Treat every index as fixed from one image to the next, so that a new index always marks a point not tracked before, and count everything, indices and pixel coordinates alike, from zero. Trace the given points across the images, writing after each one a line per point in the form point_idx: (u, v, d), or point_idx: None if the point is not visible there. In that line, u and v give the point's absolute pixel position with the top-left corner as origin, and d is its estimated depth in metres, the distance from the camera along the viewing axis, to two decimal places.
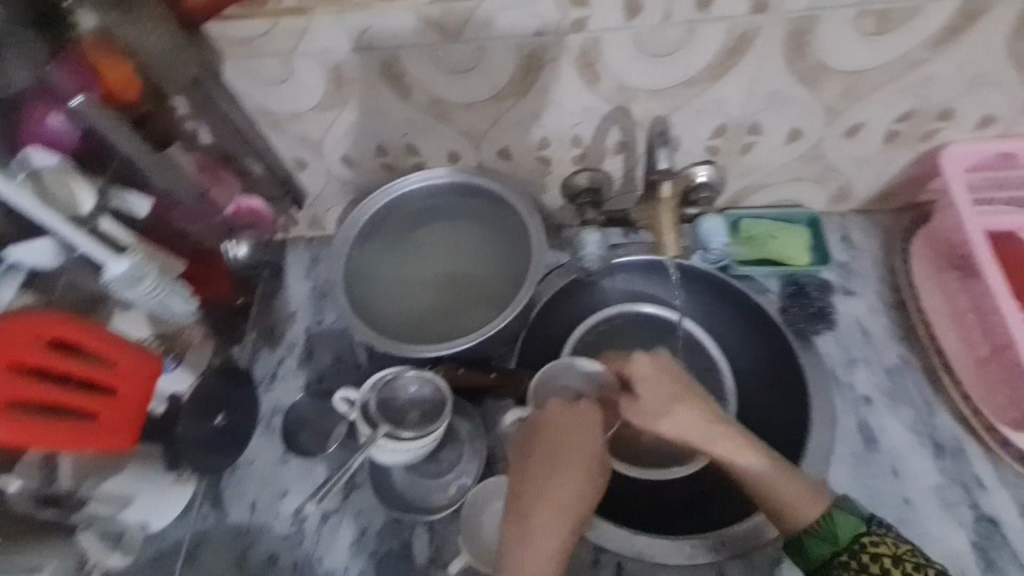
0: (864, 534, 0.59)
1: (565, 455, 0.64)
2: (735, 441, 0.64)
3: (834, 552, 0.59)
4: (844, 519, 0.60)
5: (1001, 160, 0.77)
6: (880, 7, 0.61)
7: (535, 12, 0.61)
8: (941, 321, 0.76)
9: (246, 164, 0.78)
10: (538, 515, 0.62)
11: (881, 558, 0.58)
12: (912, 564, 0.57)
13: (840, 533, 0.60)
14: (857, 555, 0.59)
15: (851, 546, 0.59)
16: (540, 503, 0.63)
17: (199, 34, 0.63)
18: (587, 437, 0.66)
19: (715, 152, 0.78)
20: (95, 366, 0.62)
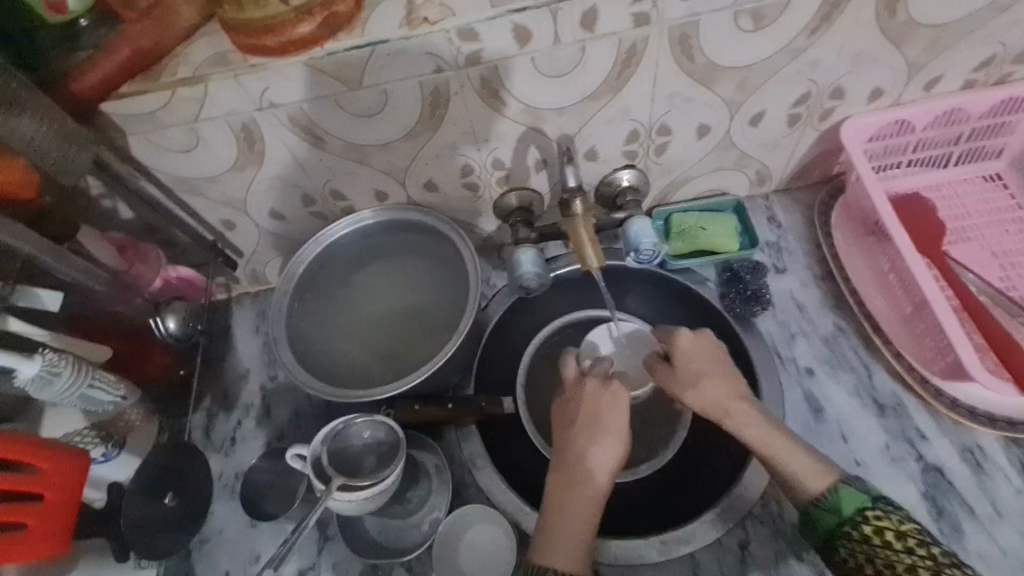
0: (867, 508, 0.58)
1: (605, 434, 0.68)
2: (744, 413, 0.67)
3: (838, 523, 0.58)
4: (848, 493, 0.59)
5: (898, 128, 0.80)
6: (754, 5, 0.63)
7: (429, 51, 0.63)
8: (866, 286, 0.80)
9: (172, 233, 0.81)
10: (573, 490, 0.65)
11: (885, 532, 0.56)
12: (914, 541, 0.55)
13: (843, 505, 0.59)
14: (860, 527, 0.57)
15: (855, 519, 0.58)
16: (578, 481, 0.66)
17: (98, 115, 0.64)
18: (607, 416, 0.68)
19: (633, 156, 0.81)
20: (15, 477, 0.55)
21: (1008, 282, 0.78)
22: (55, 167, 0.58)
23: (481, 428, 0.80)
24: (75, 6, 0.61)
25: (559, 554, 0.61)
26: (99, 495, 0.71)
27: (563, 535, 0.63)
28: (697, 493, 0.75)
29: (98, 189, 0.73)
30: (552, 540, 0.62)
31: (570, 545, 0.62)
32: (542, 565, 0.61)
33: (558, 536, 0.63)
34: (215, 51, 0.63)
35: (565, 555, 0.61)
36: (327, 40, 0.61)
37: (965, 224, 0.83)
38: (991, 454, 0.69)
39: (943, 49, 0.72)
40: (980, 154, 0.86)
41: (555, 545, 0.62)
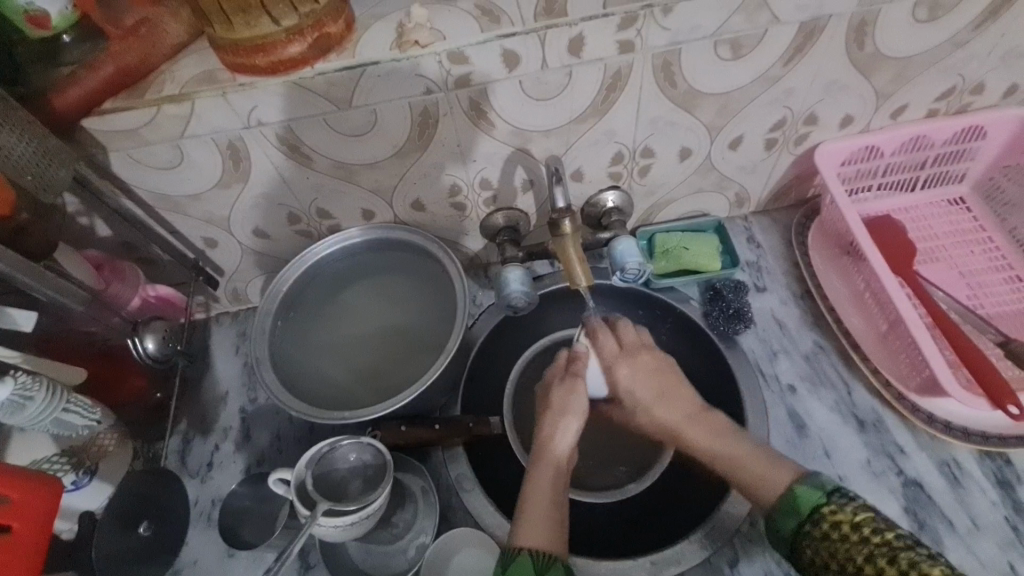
0: (823, 505, 0.59)
1: (572, 418, 0.74)
2: (705, 422, 0.73)
3: (799, 523, 0.59)
4: (804, 491, 0.60)
5: (868, 153, 0.84)
6: (732, 36, 0.66)
7: (419, 73, 0.64)
8: (842, 304, 0.82)
9: (151, 252, 0.80)
10: (540, 476, 0.69)
11: (841, 525, 0.56)
12: (869, 530, 0.55)
13: (800, 503, 0.60)
14: (820, 525, 0.58)
15: (813, 517, 0.58)
16: (541, 465, 0.70)
17: (77, 131, 0.63)
18: (568, 404, 0.75)
19: (617, 177, 0.82)
20: None
21: (975, 300, 0.82)
22: (37, 183, 0.57)
23: (468, 449, 0.79)
24: (58, 22, 0.60)
25: (534, 533, 0.63)
26: (67, 526, 0.68)
27: (534, 514, 0.65)
28: (684, 513, 0.75)
29: (74, 206, 0.71)
30: (525, 522, 0.64)
31: (543, 522, 0.64)
32: (521, 544, 0.62)
33: (532, 517, 0.64)
34: (203, 69, 0.63)
35: (539, 532, 0.63)
36: (317, 61, 0.62)
37: (933, 245, 0.87)
38: (967, 468, 0.71)
39: (908, 79, 0.76)
40: (945, 178, 0.90)
41: (529, 526, 0.63)
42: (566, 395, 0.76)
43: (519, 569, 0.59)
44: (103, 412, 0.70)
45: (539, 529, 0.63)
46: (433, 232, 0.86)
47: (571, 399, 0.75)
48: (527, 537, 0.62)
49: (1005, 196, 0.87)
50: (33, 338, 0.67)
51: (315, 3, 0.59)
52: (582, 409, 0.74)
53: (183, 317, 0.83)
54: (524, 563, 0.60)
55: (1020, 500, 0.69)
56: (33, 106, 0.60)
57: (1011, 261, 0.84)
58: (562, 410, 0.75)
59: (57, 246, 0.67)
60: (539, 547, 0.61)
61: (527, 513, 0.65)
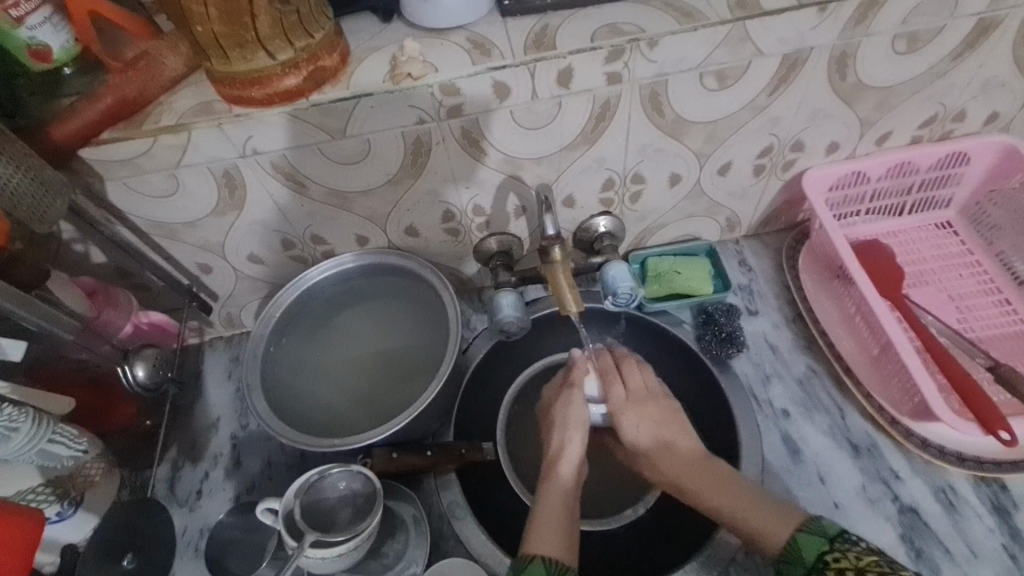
0: (828, 550, 0.58)
1: (575, 428, 0.75)
2: (709, 474, 0.69)
3: (807, 572, 0.58)
4: (806, 537, 0.59)
5: (855, 178, 0.86)
6: (717, 68, 0.68)
7: (413, 104, 0.65)
8: (834, 327, 0.83)
9: (145, 277, 0.80)
10: (551, 490, 0.69)
11: (846, 573, 0.55)
12: (874, 575, 0.54)
13: (805, 553, 0.58)
14: (825, 574, 0.57)
15: (818, 565, 0.57)
16: (552, 480, 0.71)
17: (73, 160, 0.64)
18: (570, 414, 0.76)
19: (609, 203, 0.83)
20: None
21: (965, 323, 0.82)
22: (30, 214, 0.58)
23: (461, 475, 0.78)
24: (60, 54, 0.62)
25: (545, 541, 0.63)
26: (49, 559, 0.66)
27: (545, 523, 0.65)
28: (681, 541, 0.74)
29: (70, 233, 0.72)
30: (537, 531, 0.64)
31: (553, 528, 0.64)
32: (532, 552, 0.62)
33: (543, 527, 0.64)
34: (199, 100, 0.65)
35: (551, 542, 0.63)
36: (312, 92, 0.63)
37: (922, 269, 0.87)
38: (962, 494, 0.71)
39: (891, 107, 0.78)
40: (932, 203, 0.92)
41: (541, 537, 0.63)
42: (565, 409, 0.76)
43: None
44: (90, 441, 0.70)
45: (552, 538, 0.63)
46: (428, 256, 0.87)
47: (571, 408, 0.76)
48: (538, 544, 0.62)
49: (991, 220, 0.88)
50: (23, 368, 0.68)
51: (311, 37, 0.61)
52: (583, 419, 0.75)
53: (177, 343, 0.83)
54: (536, 569, 0.59)
55: (1016, 527, 0.68)
56: (31, 136, 0.61)
57: (1000, 285, 0.85)
58: (563, 423, 0.75)
59: (49, 274, 0.68)
60: (551, 555, 0.61)
61: (538, 522, 0.65)
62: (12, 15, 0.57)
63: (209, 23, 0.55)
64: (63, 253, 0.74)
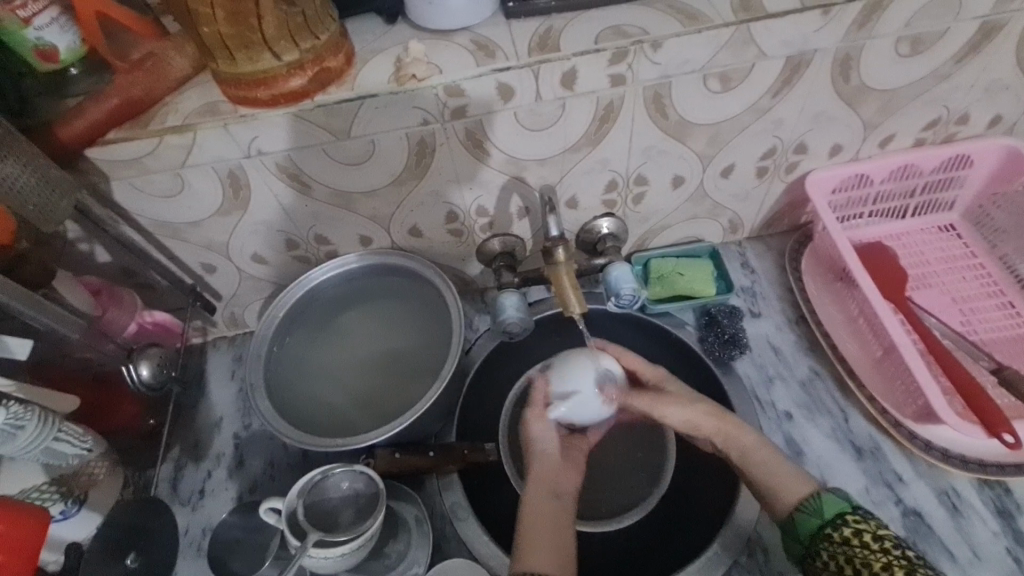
0: (848, 513, 0.62)
1: (546, 444, 0.74)
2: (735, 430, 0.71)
3: (820, 526, 0.62)
4: (830, 498, 0.63)
5: (858, 181, 0.86)
6: (721, 70, 0.68)
7: (417, 105, 0.65)
8: (837, 329, 0.82)
9: (149, 277, 0.80)
10: (532, 504, 0.70)
11: (863, 533, 0.60)
12: (889, 543, 0.59)
13: (825, 508, 0.63)
14: (840, 530, 0.61)
15: (835, 521, 0.62)
16: (532, 495, 0.70)
17: (80, 160, 0.64)
18: (537, 431, 0.75)
19: (612, 205, 0.84)
20: None
21: (968, 326, 0.82)
22: (37, 212, 0.58)
23: (463, 476, 0.78)
24: (66, 55, 0.62)
25: (533, 559, 0.64)
26: (54, 557, 0.68)
27: (529, 540, 0.65)
28: (683, 543, 0.74)
29: (76, 233, 0.73)
30: (524, 548, 0.65)
31: (538, 547, 0.65)
32: (522, 569, 0.63)
33: (530, 545, 0.65)
34: (205, 101, 0.65)
35: (539, 558, 0.64)
36: (317, 93, 0.64)
37: (925, 271, 0.87)
38: (966, 497, 0.70)
39: (895, 110, 0.78)
40: (935, 205, 0.91)
41: (529, 554, 0.64)
42: (535, 424, 0.75)
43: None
44: (95, 440, 0.70)
45: (536, 554, 0.64)
46: (431, 257, 0.87)
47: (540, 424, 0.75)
48: (527, 562, 0.63)
49: (994, 223, 0.88)
50: (29, 365, 0.68)
51: (317, 38, 0.61)
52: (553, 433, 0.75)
53: (180, 343, 0.83)
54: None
55: (1020, 531, 0.68)
56: (37, 136, 0.62)
57: (1003, 288, 0.85)
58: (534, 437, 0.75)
59: (55, 273, 0.68)
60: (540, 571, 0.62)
61: (523, 540, 0.66)
62: (20, 15, 0.58)
63: (215, 24, 0.55)
64: (68, 253, 0.74)
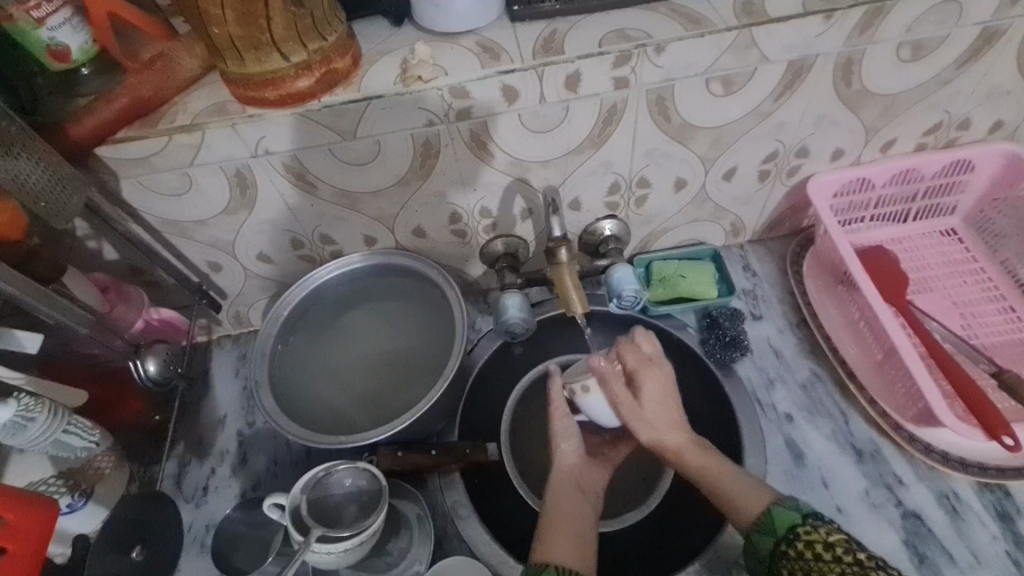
0: (799, 525, 0.59)
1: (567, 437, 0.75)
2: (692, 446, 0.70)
3: (775, 543, 0.59)
4: (780, 512, 0.60)
5: (861, 185, 0.86)
6: (722, 74, 0.68)
7: (422, 107, 0.66)
8: (838, 332, 0.83)
9: (156, 275, 0.81)
10: (555, 498, 0.70)
11: (815, 544, 0.57)
12: (843, 550, 0.56)
13: (777, 524, 0.60)
14: (794, 545, 0.58)
15: (788, 536, 0.59)
16: (555, 489, 0.71)
17: (88, 159, 0.65)
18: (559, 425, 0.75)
19: (614, 207, 0.84)
20: None
21: (970, 330, 0.82)
22: (48, 209, 0.59)
23: (465, 476, 0.78)
24: (78, 55, 0.63)
25: (555, 549, 0.63)
26: (60, 549, 0.67)
27: (552, 532, 0.65)
28: (682, 543, 0.74)
29: (84, 230, 0.74)
30: (548, 541, 0.64)
31: (562, 539, 0.64)
32: (546, 560, 0.62)
33: (551, 536, 0.64)
34: (214, 101, 0.66)
35: (560, 548, 0.63)
36: (323, 94, 0.64)
37: (926, 276, 0.88)
38: (966, 500, 0.71)
39: (896, 115, 0.78)
40: (937, 210, 0.92)
41: (551, 544, 0.63)
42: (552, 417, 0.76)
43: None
44: (102, 434, 0.71)
45: (560, 545, 0.63)
46: (435, 258, 0.88)
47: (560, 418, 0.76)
48: (548, 552, 0.62)
49: (996, 228, 0.89)
50: (37, 360, 0.68)
51: (324, 40, 0.62)
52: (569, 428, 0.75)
53: (186, 340, 0.85)
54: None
55: (1020, 534, 0.68)
56: (48, 134, 0.63)
57: (1005, 292, 0.85)
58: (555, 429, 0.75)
59: (65, 269, 0.69)
60: (565, 563, 0.61)
61: (543, 531, 0.66)
62: (34, 16, 0.59)
63: (225, 25, 0.56)
64: (76, 249, 0.75)
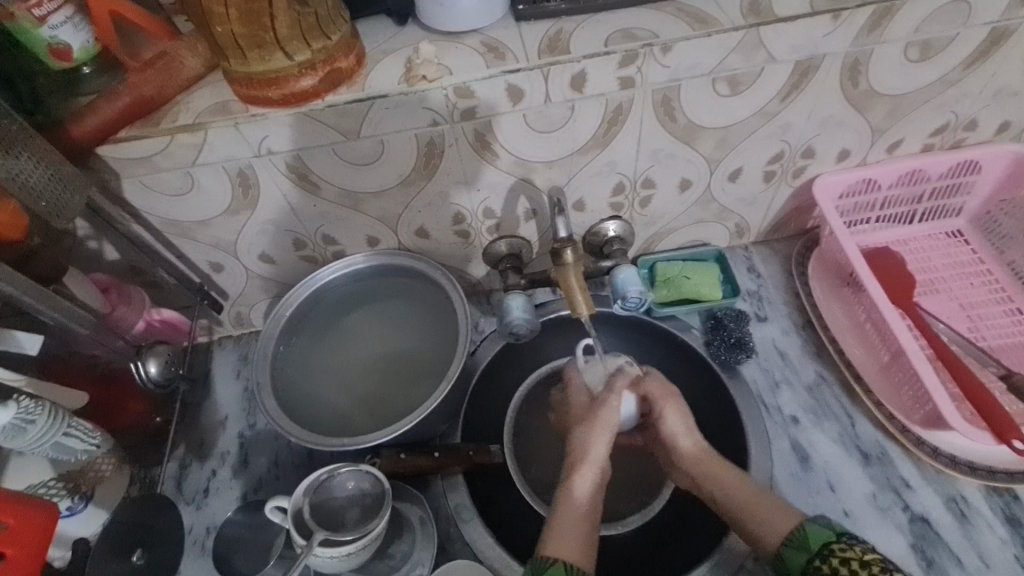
0: (833, 542, 0.61)
1: (601, 433, 0.73)
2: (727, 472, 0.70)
3: (809, 560, 0.61)
4: (814, 529, 0.62)
5: (867, 185, 0.85)
6: (729, 74, 0.68)
7: (426, 107, 0.65)
8: (843, 334, 0.82)
9: (158, 275, 0.81)
10: (576, 494, 0.69)
11: (850, 561, 0.58)
12: (878, 568, 0.57)
13: (811, 541, 0.62)
14: (829, 561, 0.60)
15: (821, 553, 0.60)
16: (575, 484, 0.70)
17: (89, 158, 0.64)
18: (600, 419, 0.73)
19: (619, 208, 0.84)
20: None
21: (977, 332, 0.82)
22: (50, 208, 0.58)
23: (468, 478, 0.77)
24: (79, 54, 0.63)
25: (564, 547, 0.64)
26: (60, 553, 0.66)
27: (563, 529, 0.65)
28: (683, 548, 0.74)
29: (85, 230, 0.73)
30: (557, 536, 0.65)
31: (573, 537, 0.65)
32: (551, 555, 0.63)
33: (560, 533, 0.65)
34: (216, 100, 0.65)
35: (569, 547, 0.64)
36: (327, 93, 0.64)
37: (932, 277, 0.87)
38: (974, 503, 0.70)
39: (903, 115, 0.78)
40: (943, 211, 0.91)
41: (559, 541, 0.64)
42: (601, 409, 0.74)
43: None
44: (103, 436, 0.70)
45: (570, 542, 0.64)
46: (438, 258, 0.87)
47: (602, 412, 0.74)
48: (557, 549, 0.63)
49: (1002, 229, 0.88)
50: (37, 360, 0.68)
51: (328, 39, 0.61)
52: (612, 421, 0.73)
53: (186, 341, 0.84)
54: (555, 573, 0.60)
55: None
56: (49, 133, 0.62)
57: (1012, 294, 0.85)
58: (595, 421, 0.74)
59: (65, 269, 0.68)
60: (570, 561, 0.62)
61: (557, 526, 0.66)
62: (35, 14, 0.58)
63: (228, 23, 0.56)
64: (77, 249, 0.74)
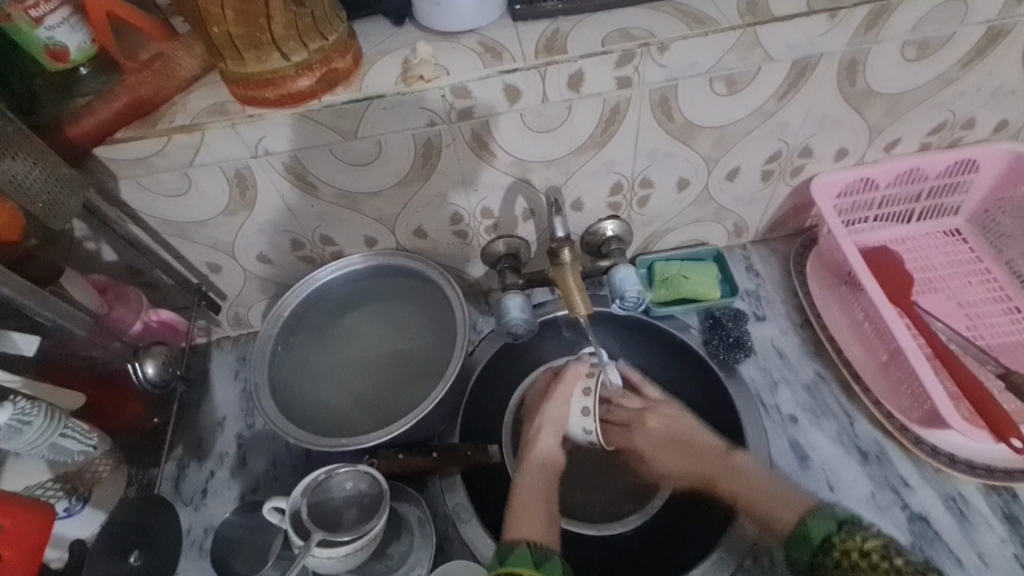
0: (833, 535, 0.61)
1: (549, 426, 0.78)
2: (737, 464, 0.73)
3: (812, 553, 0.61)
4: (815, 522, 0.62)
5: (864, 185, 0.86)
6: (727, 73, 0.68)
7: (424, 107, 0.65)
8: (842, 333, 0.82)
9: (156, 277, 0.81)
10: (529, 478, 0.73)
11: (851, 553, 0.59)
12: (878, 557, 0.58)
13: (812, 534, 0.62)
14: (831, 553, 0.60)
15: (823, 546, 0.60)
16: (529, 469, 0.74)
17: (86, 160, 0.65)
18: (547, 415, 0.78)
19: (617, 208, 0.84)
20: None
21: (975, 331, 0.82)
22: (46, 210, 0.58)
23: (466, 478, 0.77)
24: (76, 55, 0.63)
25: (526, 528, 0.67)
26: (57, 555, 0.66)
27: (522, 511, 0.69)
28: (681, 551, 0.74)
29: (83, 231, 0.73)
30: (517, 520, 0.68)
31: (533, 518, 0.68)
32: (516, 538, 0.66)
33: (520, 517, 0.68)
34: (213, 101, 0.65)
35: (529, 529, 0.67)
36: (324, 93, 0.64)
37: (930, 276, 0.87)
38: (973, 502, 0.70)
39: (900, 114, 0.78)
40: (941, 210, 0.91)
41: (519, 525, 0.67)
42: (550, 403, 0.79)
43: (515, 560, 0.62)
44: (100, 437, 0.70)
45: (530, 526, 0.67)
46: (436, 259, 0.87)
47: (548, 406, 0.79)
48: (517, 532, 0.66)
49: (1000, 228, 0.88)
50: (35, 362, 0.68)
51: (324, 39, 0.61)
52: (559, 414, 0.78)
53: (184, 342, 0.84)
54: (522, 553, 0.63)
55: None
56: (46, 134, 0.62)
57: (1009, 292, 0.85)
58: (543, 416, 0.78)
59: (63, 271, 0.68)
60: (534, 539, 0.65)
61: (513, 513, 0.69)
62: (32, 15, 0.58)
63: (224, 24, 0.56)
64: (74, 250, 0.74)
